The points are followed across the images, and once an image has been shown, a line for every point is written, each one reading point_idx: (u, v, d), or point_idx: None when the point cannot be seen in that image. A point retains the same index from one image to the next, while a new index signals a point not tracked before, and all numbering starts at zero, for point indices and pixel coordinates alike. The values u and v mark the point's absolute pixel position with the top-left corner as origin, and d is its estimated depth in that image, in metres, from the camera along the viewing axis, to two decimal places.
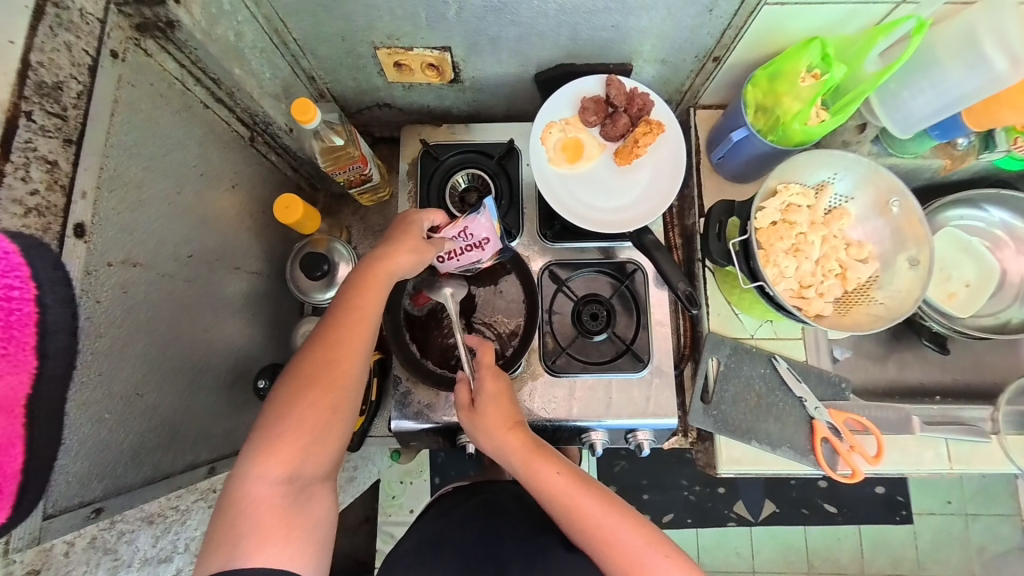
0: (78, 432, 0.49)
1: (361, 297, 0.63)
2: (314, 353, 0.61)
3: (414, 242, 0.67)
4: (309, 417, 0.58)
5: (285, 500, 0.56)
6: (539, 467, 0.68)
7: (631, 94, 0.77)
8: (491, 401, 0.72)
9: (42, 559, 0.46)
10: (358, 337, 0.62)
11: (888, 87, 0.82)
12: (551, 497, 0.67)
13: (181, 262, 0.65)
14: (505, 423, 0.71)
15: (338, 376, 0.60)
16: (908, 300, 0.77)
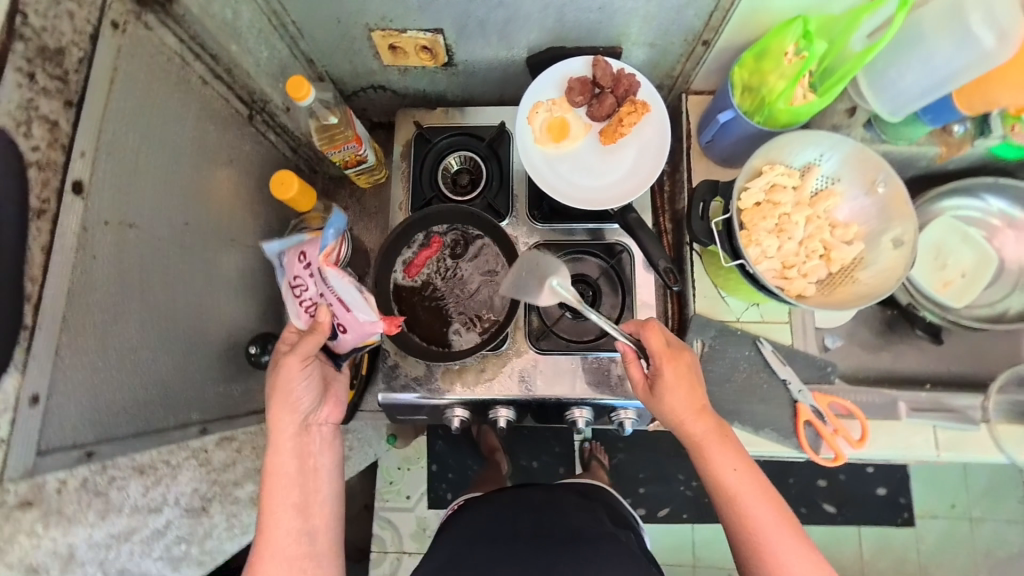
0: (73, 379, 0.52)
1: (283, 498, 0.69)
2: (271, 508, 0.69)
3: (295, 377, 0.69)
4: (291, 508, 0.69)
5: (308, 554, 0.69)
6: (715, 450, 0.72)
7: (618, 75, 0.78)
8: (674, 390, 0.72)
9: (36, 493, 0.49)
10: (291, 467, 0.70)
11: (875, 66, 0.82)
12: (728, 481, 0.71)
13: (176, 230, 0.68)
14: (694, 409, 0.72)
15: (293, 505, 0.69)
16: (892, 280, 0.76)
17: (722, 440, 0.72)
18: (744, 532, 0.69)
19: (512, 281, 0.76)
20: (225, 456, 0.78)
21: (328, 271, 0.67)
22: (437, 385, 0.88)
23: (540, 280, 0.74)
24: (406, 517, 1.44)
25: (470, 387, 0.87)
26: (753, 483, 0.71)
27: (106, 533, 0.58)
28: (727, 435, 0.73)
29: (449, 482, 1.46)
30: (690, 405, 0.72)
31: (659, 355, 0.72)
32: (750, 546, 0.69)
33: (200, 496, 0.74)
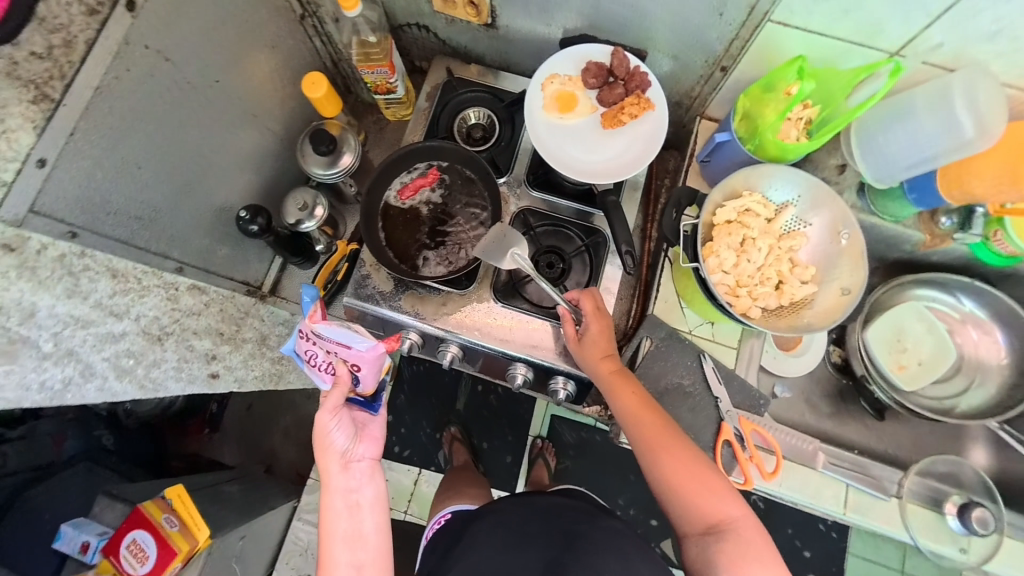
0: (79, 160, 0.58)
1: (333, 531, 0.68)
2: (330, 544, 0.68)
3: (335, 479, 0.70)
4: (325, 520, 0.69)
5: None
6: (621, 390, 0.78)
7: (633, 70, 0.86)
8: (591, 338, 0.82)
9: (20, 242, 0.53)
10: (344, 499, 0.70)
11: (870, 127, 0.88)
12: (637, 420, 0.76)
13: (208, 82, 0.76)
14: (603, 351, 0.82)
15: (346, 537, 0.68)
16: (831, 320, 0.81)
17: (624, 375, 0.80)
18: (651, 452, 0.73)
19: (479, 248, 0.84)
20: (193, 303, 0.80)
21: (318, 325, 0.69)
22: (399, 304, 0.91)
23: (503, 252, 0.84)
24: None
25: (430, 316, 0.91)
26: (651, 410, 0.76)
27: None
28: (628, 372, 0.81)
29: (398, 436, 1.56)
30: (602, 348, 0.82)
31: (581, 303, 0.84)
32: (663, 468, 0.71)
33: (172, 322, 0.76)
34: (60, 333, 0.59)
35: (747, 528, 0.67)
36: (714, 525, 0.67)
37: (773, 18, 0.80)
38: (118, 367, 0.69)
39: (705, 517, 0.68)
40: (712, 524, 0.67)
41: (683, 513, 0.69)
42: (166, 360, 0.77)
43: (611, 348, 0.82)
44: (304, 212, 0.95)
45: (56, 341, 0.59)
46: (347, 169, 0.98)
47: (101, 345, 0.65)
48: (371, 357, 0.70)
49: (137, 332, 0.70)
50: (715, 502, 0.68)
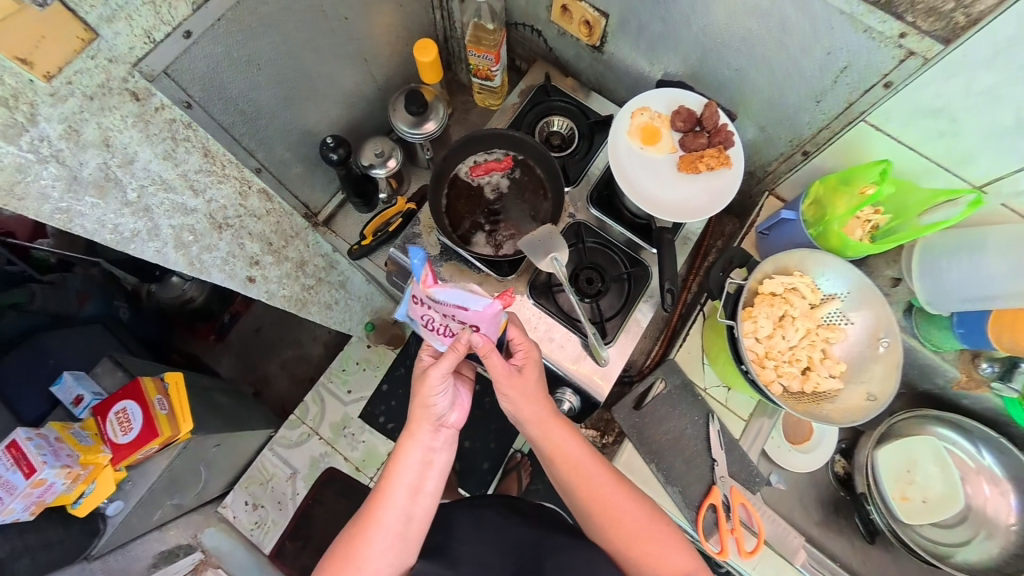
0: (213, 46, 0.63)
1: (399, 482, 0.70)
2: (392, 488, 0.70)
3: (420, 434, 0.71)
4: (396, 465, 0.71)
5: (399, 532, 0.70)
6: (556, 437, 0.74)
7: (721, 126, 0.88)
8: (519, 402, 0.73)
9: (144, 96, 0.58)
10: (421, 459, 0.71)
11: (930, 252, 0.88)
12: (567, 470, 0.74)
13: (336, 17, 0.82)
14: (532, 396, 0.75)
15: (409, 486, 0.70)
16: (848, 419, 0.81)
17: (565, 434, 0.75)
18: (606, 517, 0.74)
19: (527, 237, 0.87)
20: (258, 206, 0.85)
21: (435, 291, 0.65)
22: (440, 269, 0.94)
23: (546, 251, 0.85)
24: (335, 407, 1.57)
25: None
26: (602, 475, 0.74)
27: None
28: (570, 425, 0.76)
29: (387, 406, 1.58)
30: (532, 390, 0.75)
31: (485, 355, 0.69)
32: (624, 535, 0.73)
33: (228, 221, 0.81)
34: (145, 190, 0.64)
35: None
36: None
37: (868, 117, 0.82)
38: (179, 239, 0.73)
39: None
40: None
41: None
42: (217, 249, 0.82)
43: (542, 400, 0.74)
44: (378, 158, 0.99)
45: (140, 195, 0.64)
46: (427, 135, 1.03)
47: (173, 214, 0.70)
48: (489, 314, 0.65)
49: (205, 213, 0.75)
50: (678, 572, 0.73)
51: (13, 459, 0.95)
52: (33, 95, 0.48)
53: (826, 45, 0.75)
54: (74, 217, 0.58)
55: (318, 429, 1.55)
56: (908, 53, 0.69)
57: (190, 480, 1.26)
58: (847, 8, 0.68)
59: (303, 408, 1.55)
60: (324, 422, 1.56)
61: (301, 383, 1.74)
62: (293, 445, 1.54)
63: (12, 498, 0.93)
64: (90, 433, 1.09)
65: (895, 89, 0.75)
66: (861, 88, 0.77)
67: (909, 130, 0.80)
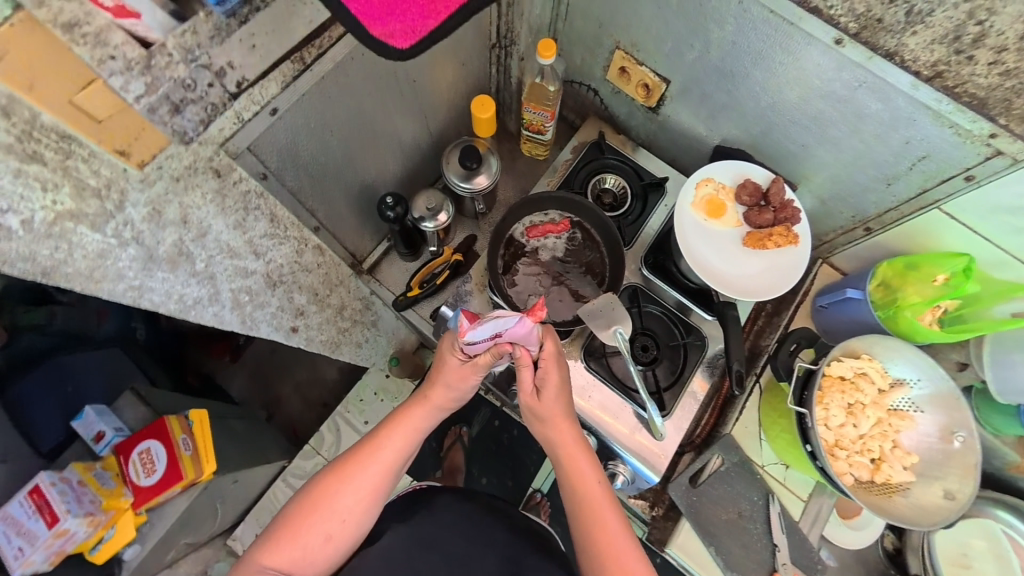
0: (295, 121, 0.62)
1: (394, 443, 0.72)
2: (386, 444, 0.72)
3: (426, 395, 0.73)
4: (395, 422, 0.72)
5: (378, 485, 0.70)
6: (578, 467, 0.72)
7: (787, 202, 0.87)
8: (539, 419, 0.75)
9: (225, 171, 0.56)
10: (419, 427, 0.73)
11: (1001, 344, 0.86)
12: (580, 502, 0.71)
13: (407, 82, 0.82)
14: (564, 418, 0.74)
15: (400, 447, 0.72)
16: (927, 521, 0.75)
17: (574, 466, 0.72)
18: (597, 556, 0.68)
19: (586, 306, 0.83)
20: (311, 260, 0.83)
21: (474, 334, 0.65)
22: None
23: (608, 323, 0.82)
24: (351, 436, 1.53)
25: None
26: (598, 511, 0.69)
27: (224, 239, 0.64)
28: (579, 452, 0.73)
29: None
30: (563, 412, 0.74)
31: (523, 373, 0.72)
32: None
33: (281, 278, 0.78)
34: (213, 259, 0.63)
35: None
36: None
37: (942, 205, 0.81)
38: (237, 301, 0.71)
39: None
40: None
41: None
42: (268, 305, 0.78)
43: (572, 425, 0.74)
44: (429, 212, 0.98)
45: (207, 263, 0.63)
46: (477, 188, 1.02)
47: (233, 278, 0.68)
48: (524, 334, 0.66)
49: (263, 274, 0.73)
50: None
51: (36, 506, 0.93)
52: (124, 183, 0.50)
53: (905, 136, 0.74)
54: (144, 293, 0.58)
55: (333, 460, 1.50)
56: (995, 152, 0.68)
57: (206, 517, 1.21)
58: (935, 105, 0.67)
59: (319, 438, 1.50)
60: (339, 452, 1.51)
61: (313, 407, 1.66)
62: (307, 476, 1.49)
63: (33, 549, 0.91)
64: (111, 473, 1.06)
65: (976, 183, 0.73)
66: (939, 177, 0.76)
67: (986, 222, 0.79)
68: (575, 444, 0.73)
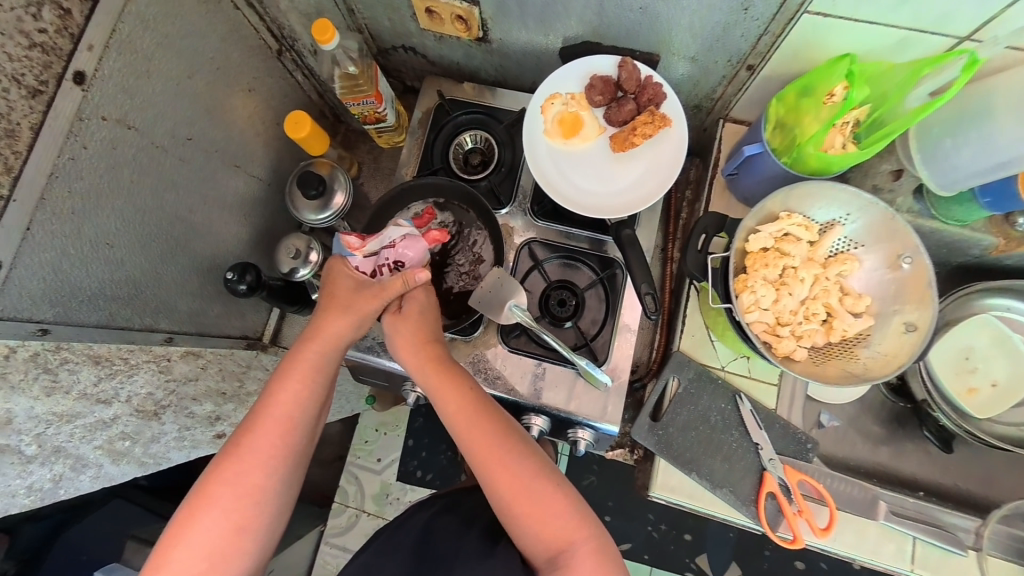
0: (44, 255, 0.56)
1: (293, 402, 0.66)
2: (284, 398, 0.66)
3: (316, 331, 0.69)
4: (295, 371, 0.67)
5: (284, 442, 0.65)
6: (446, 386, 0.70)
7: (644, 82, 0.76)
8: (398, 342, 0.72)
9: None
10: (319, 372, 0.68)
11: (931, 134, 0.73)
12: (455, 417, 0.69)
13: (178, 141, 0.72)
14: (421, 338, 0.72)
15: (303, 399, 0.66)
16: (893, 365, 0.70)
17: (450, 387, 0.70)
18: (485, 459, 0.67)
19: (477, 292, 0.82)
20: (188, 369, 0.78)
21: (367, 246, 0.73)
22: None
23: (501, 301, 0.81)
24: (370, 478, 1.55)
25: None
26: (478, 416, 0.69)
27: (47, 409, 0.60)
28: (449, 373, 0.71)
29: (420, 459, 1.57)
30: (422, 336, 0.72)
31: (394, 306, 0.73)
32: (496, 477, 0.67)
33: (155, 402, 0.74)
34: (42, 434, 0.61)
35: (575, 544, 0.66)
36: (544, 535, 0.66)
37: (809, 9, 0.67)
38: (112, 451, 0.73)
39: (540, 530, 0.66)
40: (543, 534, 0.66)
41: (522, 525, 0.67)
42: (165, 433, 0.80)
43: (434, 342, 0.72)
44: (297, 260, 0.89)
45: (40, 442, 0.62)
46: (341, 209, 0.93)
47: (93, 432, 0.67)
48: (421, 248, 0.74)
49: (129, 413, 0.70)
50: (554, 521, 0.66)
51: None
52: None
53: None
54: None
55: (363, 506, 1.53)
56: None
57: None
58: None
59: (342, 494, 1.54)
60: (365, 498, 1.53)
61: (328, 465, 1.64)
62: (344, 530, 1.52)
63: None
64: None
65: None
66: None
67: (867, 9, 0.65)
68: (444, 363, 0.71)
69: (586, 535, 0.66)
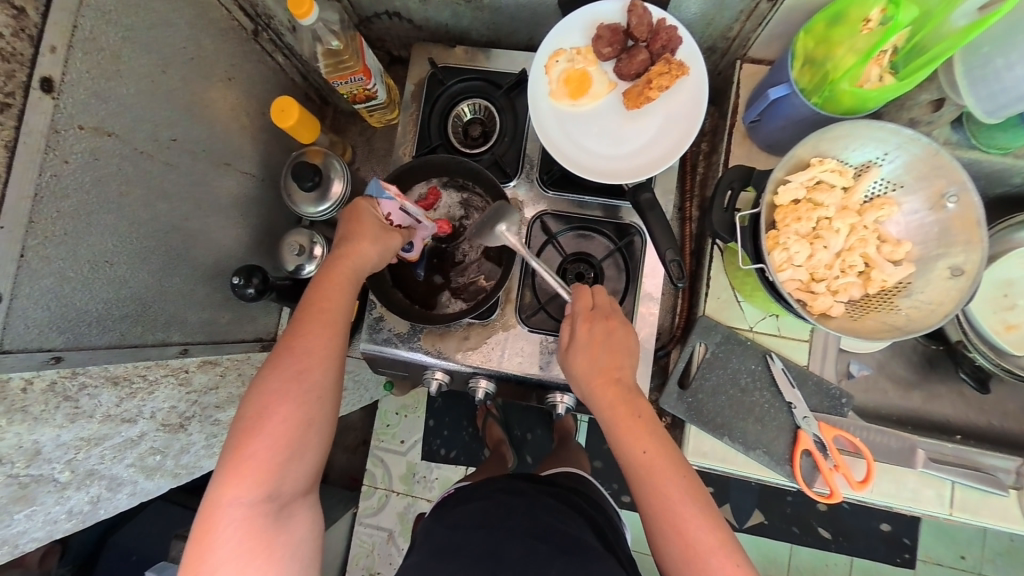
0: (43, 282, 0.53)
1: (335, 307, 0.67)
2: (321, 309, 0.66)
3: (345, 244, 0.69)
4: (328, 281, 0.67)
5: (327, 348, 0.65)
6: (626, 421, 0.67)
7: (657, 27, 0.69)
8: (585, 349, 0.72)
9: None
10: (353, 282, 0.69)
11: (979, 54, 0.66)
12: (628, 443, 0.66)
13: (162, 144, 0.68)
14: (598, 368, 0.70)
15: (343, 307, 0.68)
16: (936, 315, 0.66)
17: (600, 384, 0.69)
18: (623, 441, 0.66)
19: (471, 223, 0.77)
20: (206, 379, 0.78)
21: (408, 206, 0.74)
22: (419, 344, 0.86)
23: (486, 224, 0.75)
24: (397, 459, 1.60)
25: (454, 352, 0.85)
26: (605, 400, 0.68)
27: (73, 436, 0.59)
28: (611, 379, 0.70)
29: (443, 438, 1.60)
30: (597, 367, 0.71)
31: (577, 316, 0.74)
32: (638, 461, 0.65)
33: (179, 414, 0.75)
34: (73, 459, 0.61)
35: (704, 540, 0.61)
36: (686, 549, 0.61)
37: None
38: (144, 466, 0.73)
39: (677, 537, 0.61)
40: (676, 533, 0.61)
41: (657, 528, 0.63)
42: (194, 443, 0.81)
43: (615, 363, 0.71)
44: (302, 257, 0.87)
45: (72, 468, 0.61)
46: (340, 199, 0.89)
47: (125, 450, 0.68)
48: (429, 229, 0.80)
49: (155, 428, 0.71)
50: (692, 527, 0.61)
51: None
52: None
53: None
54: (19, 538, 0.59)
55: (392, 486, 1.58)
56: None
57: None
58: None
59: (370, 476, 1.59)
60: (394, 479, 1.59)
61: (357, 449, 1.68)
62: (377, 511, 1.58)
63: None
64: None
65: None
66: None
67: None
68: (627, 376, 0.70)
69: (712, 523, 0.62)
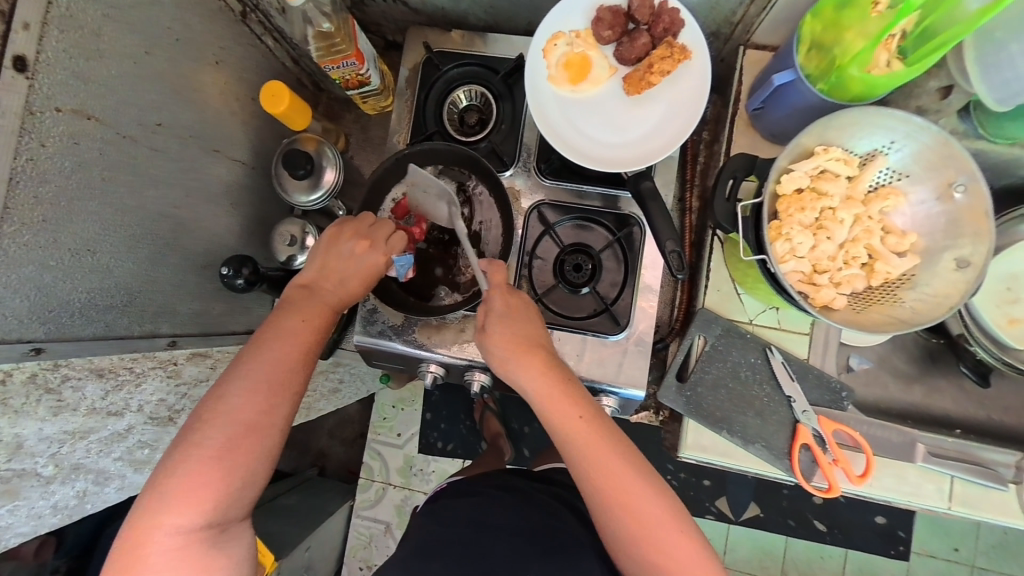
0: (22, 271, 0.51)
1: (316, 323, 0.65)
2: (300, 325, 0.64)
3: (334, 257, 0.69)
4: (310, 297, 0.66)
5: (300, 365, 0.63)
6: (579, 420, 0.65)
7: (659, 10, 0.67)
8: (500, 320, 0.69)
9: None
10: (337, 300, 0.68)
11: (991, 40, 0.64)
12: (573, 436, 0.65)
13: (147, 129, 0.65)
14: (517, 344, 0.68)
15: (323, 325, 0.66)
16: (942, 308, 0.64)
17: (521, 354, 0.67)
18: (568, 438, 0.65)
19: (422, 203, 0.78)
20: (196, 371, 0.77)
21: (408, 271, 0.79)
22: (413, 337, 0.84)
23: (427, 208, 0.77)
24: (393, 452, 1.59)
25: (450, 345, 0.84)
26: (530, 368, 0.66)
27: (56, 429, 0.57)
28: (528, 347, 0.68)
29: (440, 431, 1.59)
30: (513, 340, 0.68)
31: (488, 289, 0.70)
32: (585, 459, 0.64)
33: (169, 407, 0.73)
34: (58, 453, 0.59)
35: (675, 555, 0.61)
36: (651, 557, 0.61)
37: None
38: (133, 460, 0.71)
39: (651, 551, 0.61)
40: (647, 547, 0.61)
41: (626, 542, 0.62)
42: None
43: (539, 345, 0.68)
44: (294, 247, 0.85)
45: (57, 461, 0.60)
46: (333, 187, 0.87)
47: (113, 443, 0.66)
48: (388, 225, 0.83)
49: (144, 421, 0.69)
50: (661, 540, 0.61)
51: None
52: None
53: None
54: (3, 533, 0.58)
55: (388, 479, 1.58)
56: None
57: None
58: None
59: (366, 469, 1.59)
60: (390, 471, 1.58)
61: (353, 442, 1.67)
62: (374, 504, 1.57)
63: None
64: None
65: None
66: None
67: None
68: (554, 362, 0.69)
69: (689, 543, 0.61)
